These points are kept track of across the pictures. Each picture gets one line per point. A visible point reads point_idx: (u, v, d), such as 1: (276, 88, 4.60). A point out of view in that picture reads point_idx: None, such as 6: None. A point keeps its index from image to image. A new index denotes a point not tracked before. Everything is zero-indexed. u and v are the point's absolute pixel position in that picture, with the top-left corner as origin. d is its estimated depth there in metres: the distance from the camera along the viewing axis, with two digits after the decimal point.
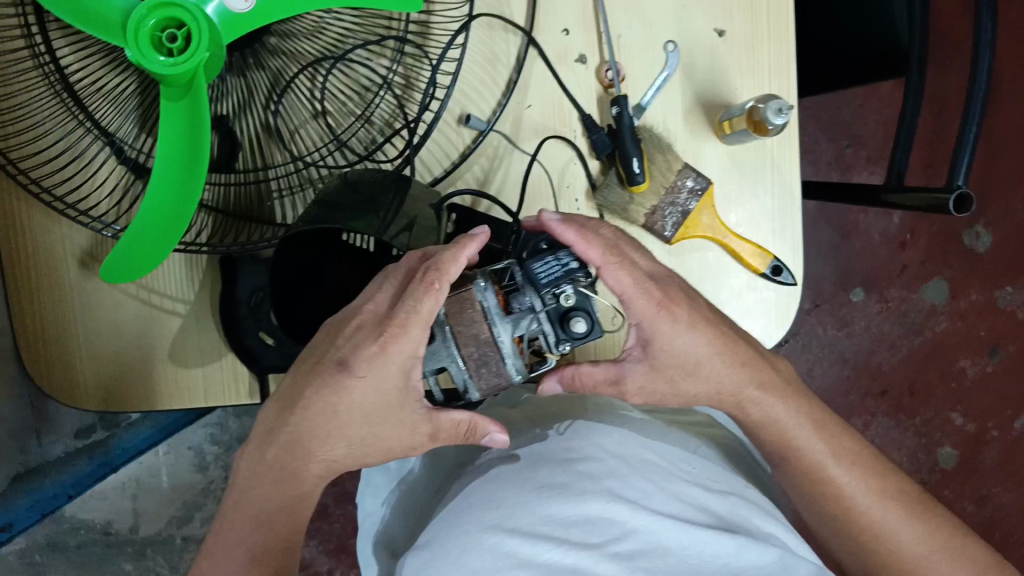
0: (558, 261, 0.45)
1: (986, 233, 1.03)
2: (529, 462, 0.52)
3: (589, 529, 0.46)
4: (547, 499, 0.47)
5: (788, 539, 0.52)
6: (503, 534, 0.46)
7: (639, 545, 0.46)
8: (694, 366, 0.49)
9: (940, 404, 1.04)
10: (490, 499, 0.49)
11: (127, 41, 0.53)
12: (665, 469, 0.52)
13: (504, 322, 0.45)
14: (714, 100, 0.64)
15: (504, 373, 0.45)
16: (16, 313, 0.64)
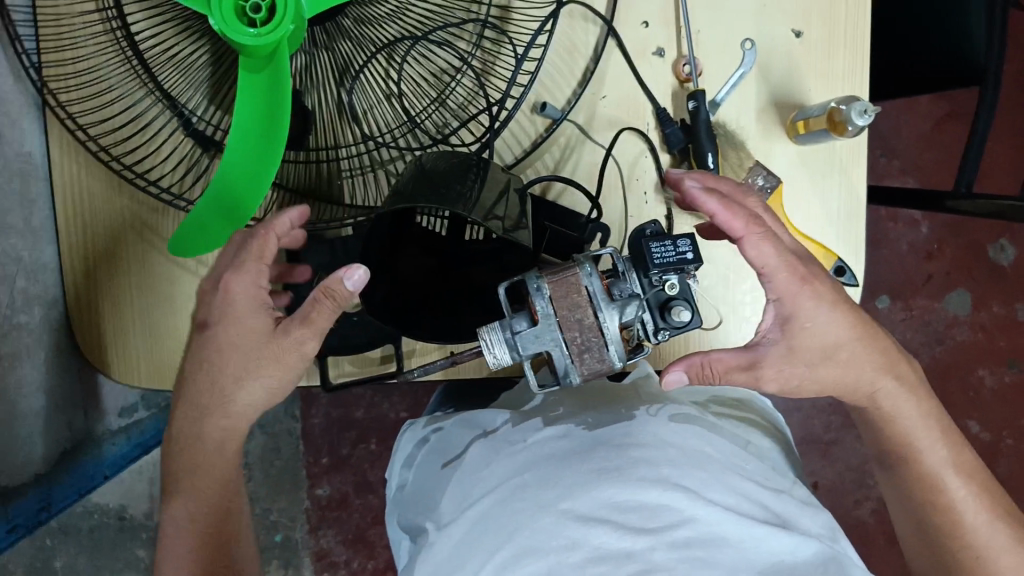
0: (674, 246, 0.45)
1: (1010, 247, 1.05)
2: (585, 442, 0.49)
3: (646, 515, 0.43)
4: (605, 480, 0.45)
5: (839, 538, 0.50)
6: (558, 514, 0.44)
7: (696, 535, 0.43)
8: (834, 349, 0.53)
9: (958, 413, 1.05)
10: (545, 478, 0.47)
11: (211, 8, 0.51)
12: (721, 462, 0.49)
13: (610, 308, 0.45)
14: (787, 100, 0.64)
15: (606, 360, 0.45)
16: (71, 282, 0.63)
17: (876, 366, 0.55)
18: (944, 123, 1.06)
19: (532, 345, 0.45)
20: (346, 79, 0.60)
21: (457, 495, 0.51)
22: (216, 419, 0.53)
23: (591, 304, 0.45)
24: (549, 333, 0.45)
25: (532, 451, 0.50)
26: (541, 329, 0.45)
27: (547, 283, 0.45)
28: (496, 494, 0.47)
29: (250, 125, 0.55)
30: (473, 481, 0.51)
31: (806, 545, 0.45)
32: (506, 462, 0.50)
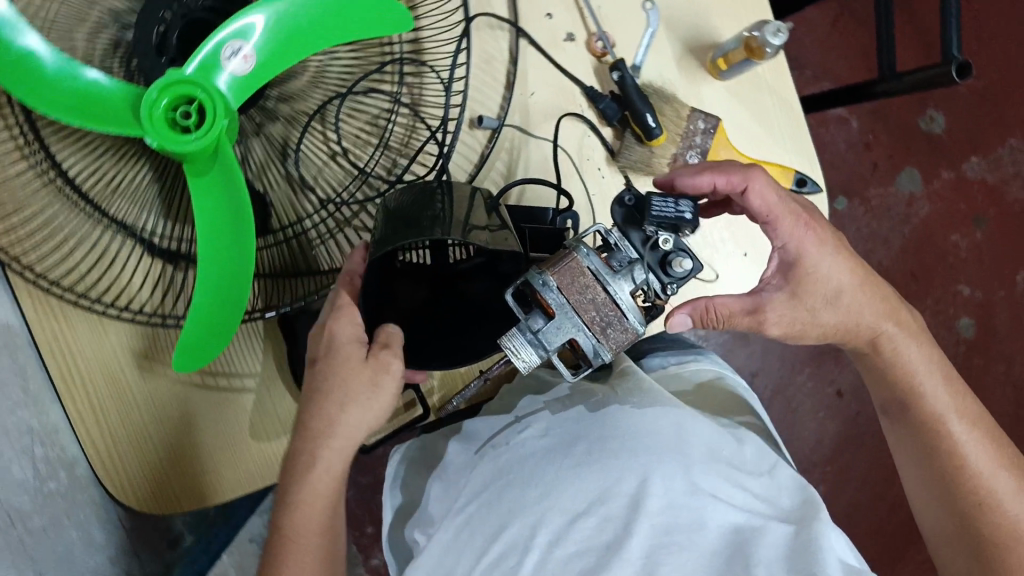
0: (673, 201, 0.48)
1: (938, 115, 1.10)
2: (567, 439, 0.57)
3: (620, 505, 0.51)
4: (585, 475, 0.53)
5: (789, 492, 0.58)
6: (543, 509, 0.51)
7: (672, 520, 0.50)
8: (835, 292, 0.57)
9: (945, 281, 1.10)
10: (529, 479, 0.54)
11: (144, 127, 0.52)
12: (700, 449, 0.56)
13: (616, 279, 0.46)
14: (700, 43, 0.67)
15: (629, 329, 0.46)
16: (85, 435, 0.63)
17: (876, 313, 0.59)
18: (838, 22, 1.10)
19: (557, 336, 0.46)
20: (289, 153, 0.60)
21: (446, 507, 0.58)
22: (294, 502, 0.54)
23: (595, 277, 0.46)
24: (568, 321, 0.46)
25: (513, 451, 0.58)
26: (559, 320, 0.46)
27: (551, 275, 0.46)
28: (481, 499, 0.55)
29: (214, 227, 0.56)
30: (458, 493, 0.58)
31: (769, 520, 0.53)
32: (491, 469, 0.57)
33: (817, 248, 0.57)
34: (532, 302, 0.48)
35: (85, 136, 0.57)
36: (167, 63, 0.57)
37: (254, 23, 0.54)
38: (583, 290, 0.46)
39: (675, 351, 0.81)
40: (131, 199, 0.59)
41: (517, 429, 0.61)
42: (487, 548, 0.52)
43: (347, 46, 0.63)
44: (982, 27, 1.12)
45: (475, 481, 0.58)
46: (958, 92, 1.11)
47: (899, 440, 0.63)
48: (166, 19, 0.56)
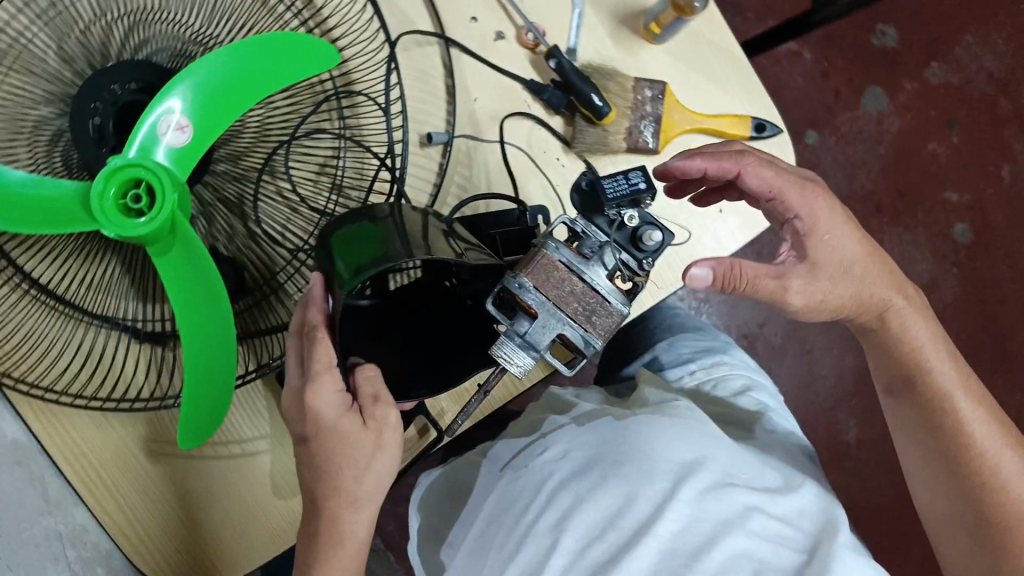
0: (624, 179, 0.50)
1: (889, 28, 1.09)
2: (586, 461, 0.56)
3: (631, 522, 0.52)
4: (602, 497, 0.53)
5: (802, 500, 0.57)
6: (555, 532, 0.52)
7: (687, 544, 0.51)
8: (848, 263, 0.57)
9: (932, 192, 1.09)
10: (546, 500, 0.55)
11: (98, 220, 0.52)
12: (721, 473, 0.56)
13: (591, 266, 0.46)
14: (629, 12, 0.67)
15: (614, 311, 0.45)
16: (113, 531, 0.63)
17: (884, 284, 0.60)
18: None
19: (544, 336, 0.45)
20: (250, 214, 0.61)
21: (469, 538, 0.59)
22: (325, 557, 0.54)
23: (569, 268, 0.46)
24: (552, 318, 0.45)
25: (531, 473, 0.58)
26: (543, 319, 0.45)
27: (525, 277, 0.45)
28: (497, 526, 0.56)
29: (189, 300, 0.56)
30: (481, 518, 0.59)
31: (784, 546, 0.53)
32: (510, 491, 0.58)
33: (828, 215, 0.57)
34: (513, 307, 0.46)
35: (46, 240, 0.58)
36: (109, 152, 0.58)
37: (182, 92, 0.55)
38: (559, 286, 0.45)
39: (700, 351, 0.82)
40: (105, 290, 0.59)
41: (536, 446, 0.61)
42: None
43: (280, 92, 0.62)
44: None
45: (494, 508, 0.58)
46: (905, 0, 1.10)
47: (909, 379, 0.62)
48: (99, 109, 0.57)
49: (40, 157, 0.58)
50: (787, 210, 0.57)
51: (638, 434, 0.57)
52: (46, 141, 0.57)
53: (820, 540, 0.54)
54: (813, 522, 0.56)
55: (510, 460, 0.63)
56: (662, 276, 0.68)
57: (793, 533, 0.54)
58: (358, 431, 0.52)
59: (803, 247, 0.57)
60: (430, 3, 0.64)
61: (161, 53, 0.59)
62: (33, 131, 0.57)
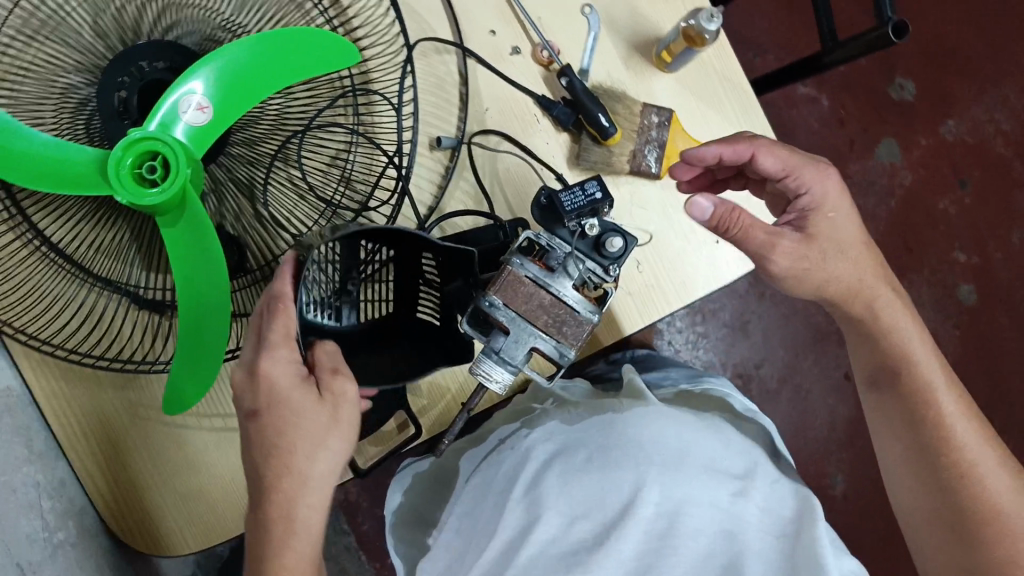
0: (581, 191, 0.49)
1: (908, 82, 1.10)
2: (571, 444, 0.62)
3: (615, 508, 0.56)
4: (587, 478, 0.58)
5: (784, 489, 0.61)
6: (543, 513, 0.57)
7: (669, 524, 0.55)
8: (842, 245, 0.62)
9: (940, 249, 1.10)
10: (534, 483, 0.59)
11: (113, 186, 0.55)
12: (705, 456, 0.60)
13: (557, 278, 0.47)
14: (644, 39, 0.69)
15: (584, 320, 0.46)
16: (89, 487, 0.65)
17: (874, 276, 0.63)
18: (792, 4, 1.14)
19: (518, 350, 0.46)
20: (258, 197, 0.63)
21: (459, 512, 0.64)
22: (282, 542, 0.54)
23: (535, 282, 0.46)
24: (523, 331, 0.46)
25: (520, 457, 0.63)
26: (516, 332, 0.46)
27: (495, 295, 0.45)
28: (490, 504, 0.61)
29: (191, 272, 0.58)
30: (476, 495, 0.64)
31: (763, 525, 0.57)
32: (501, 475, 0.63)
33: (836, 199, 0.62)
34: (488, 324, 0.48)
35: (60, 200, 0.60)
36: (130, 124, 0.61)
37: (205, 75, 0.58)
38: (528, 299, 0.46)
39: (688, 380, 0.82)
40: (108, 255, 0.61)
41: (519, 438, 0.66)
42: (484, 549, 0.57)
43: (301, 84, 0.65)
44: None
45: (487, 486, 0.63)
46: (926, 57, 1.11)
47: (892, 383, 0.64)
48: (125, 83, 0.60)
49: (64, 120, 0.60)
50: (800, 186, 0.62)
51: (619, 433, 0.60)
52: (73, 109, 0.60)
53: (807, 520, 0.58)
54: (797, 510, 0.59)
55: (495, 449, 0.68)
56: (638, 284, 0.68)
57: (777, 515, 0.58)
58: (314, 398, 0.51)
59: (804, 222, 0.62)
60: (450, 13, 0.66)
61: (189, 37, 0.63)
62: (60, 97, 0.60)
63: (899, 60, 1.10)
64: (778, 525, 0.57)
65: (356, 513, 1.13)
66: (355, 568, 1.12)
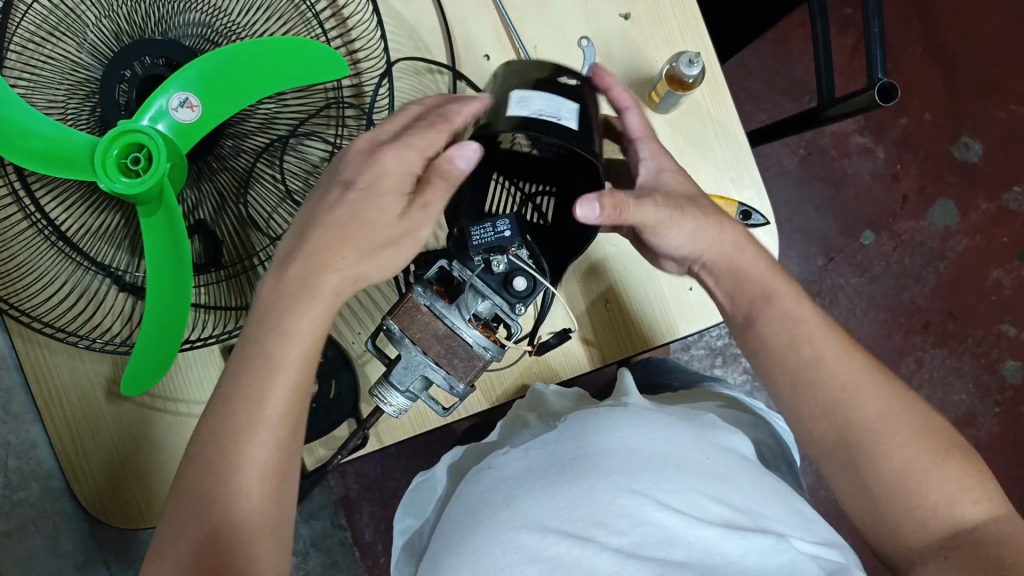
0: (492, 228, 0.51)
1: (974, 142, 1.17)
2: (545, 460, 0.57)
3: (590, 523, 0.51)
4: (555, 492, 0.53)
5: (790, 523, 0.55)
6: (514, 529, 0.52)
7: (644, 538, 0.51)
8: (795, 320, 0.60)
9: (986, 321, 1.16)
10: (504, 499, 0.55)
11: (96, 172, 0.58)
12: (681, 462, 0.55)
13: (452, 310, 0.51)
14: (639, 77, 0.69)
15: (474, 354, 0.51)
16: (60, 449, 0.69)
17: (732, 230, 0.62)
18: (857, 51, 1.20)
19: (405, 376, 0.51)
20: (240, 196, 0.65)
21: (439, 539, 0.60)
22: None
23: (434, 313, 0.51)
24: (415, 359, 0.51)
25: (495, 475, 0.59)
26: (407, 359, 0.51)
27: (392, 322, 0.51)
28: (465, 521, 0.57)
29: (160, 263, 0.61)
30: (456, 514, 0.60)
31: (754, 542, 0.51)
32: (478, 492, 0.59)
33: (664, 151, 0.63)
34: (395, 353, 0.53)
35: (57, 182, 0.64)
36: (126, 115, 0.64)
37: (196, 75, 0.60)
38: (423, 328, 0.50)
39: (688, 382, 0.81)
40: (97, 237, 0.65)
41: (496, 456, 0.63)
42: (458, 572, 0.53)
43: (293, 92, 0.67)
44: (1014, 59, 1.18)
45: (463, 507, 0.60)
46: (993, 119, 1.17)
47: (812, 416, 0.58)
48: (127, 77, 0.63)
49: (70, 108, 0.64)
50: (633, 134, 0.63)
51: (586, 443, 0.56)
52: (83, 96, 0.64)
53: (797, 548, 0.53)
54: (797, 535, 0.54)
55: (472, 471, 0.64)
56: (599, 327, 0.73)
57: (772, 529, 0.53)
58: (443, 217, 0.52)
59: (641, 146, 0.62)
60: (447, 35, 0.67)
61: (189, 29, 0.65)
62: (73, 86, 0.64)
63: (964, 121, 1.17)
64: (771, 538, 0.51)
65: (355, 512, 1.16)
66: (346, 564, 1.15)
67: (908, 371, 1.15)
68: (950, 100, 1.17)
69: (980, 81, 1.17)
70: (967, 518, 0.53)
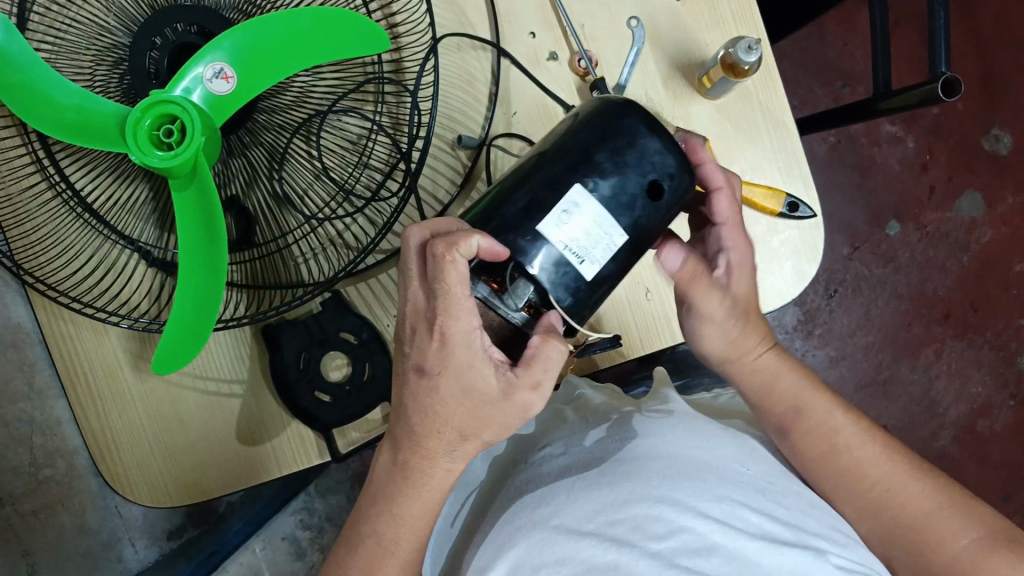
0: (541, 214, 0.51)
1: (1005, 134, 1.17)
2: (586, 462, 0.57)
3: (630, 528, 0.50)
4: (596, 492, 0.53)
5: (827, 535, 0.54)
6: (551, 529, 0.51)
7: (682, 544, 0.49)
8: None
9: (1008, 314, 1.17)
10: (543, 497, 0.55)
11: (129, 146, 0.54)
12: (719, 472, 0.54)
13: (502, 300, 0.51)
14: (687, 60, 0.68)
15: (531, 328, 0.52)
16: (86, 429, 0.67)
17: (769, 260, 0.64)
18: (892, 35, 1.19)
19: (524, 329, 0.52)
20: (273, 171, 0.63)
21: (477, 532, 0.59)
22: None
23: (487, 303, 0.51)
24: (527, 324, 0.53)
25: (540, 471, 0.60)
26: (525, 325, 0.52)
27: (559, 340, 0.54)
28: (499, 518, 0.56)
29: (193, 242, 0.58)
30: (495, 508, 0.60)
31: (792, 558, 0.50)
32: (518, 485, 0.59)
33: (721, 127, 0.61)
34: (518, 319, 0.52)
35: (87, 153, 0.62)
36: (156, 85, 0.60)
37: (234, 45, 0.56)
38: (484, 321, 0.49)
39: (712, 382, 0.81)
40: (128, 210, 0.63)
41: (541, 451, 0.62)
42: (491, 566, 0.51)
43: (330, 64, 0.65)
44: None
45: (504, 499, 0.59)
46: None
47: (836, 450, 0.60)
48: (158, 44, 0.60)
49: (95, 75, 0.61)
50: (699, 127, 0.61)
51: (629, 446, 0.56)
52: (110, 65, 0.61)
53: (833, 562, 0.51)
54: (838, 554, 0.53)
55: (511, 464, 0.64)
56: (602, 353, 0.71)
57: (812, 544, 0.52)
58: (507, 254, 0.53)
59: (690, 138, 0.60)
60: (493, 13, 0.66)
61: None
62: (100, 53, 0.61)
63: (995, 112, 1.17)
64: (809, 555, 0.50)
65: None
66: None
67: (927, 361, 1.15)
68: (982, 89, 1.17)
69: (1014, 72, 1.17)
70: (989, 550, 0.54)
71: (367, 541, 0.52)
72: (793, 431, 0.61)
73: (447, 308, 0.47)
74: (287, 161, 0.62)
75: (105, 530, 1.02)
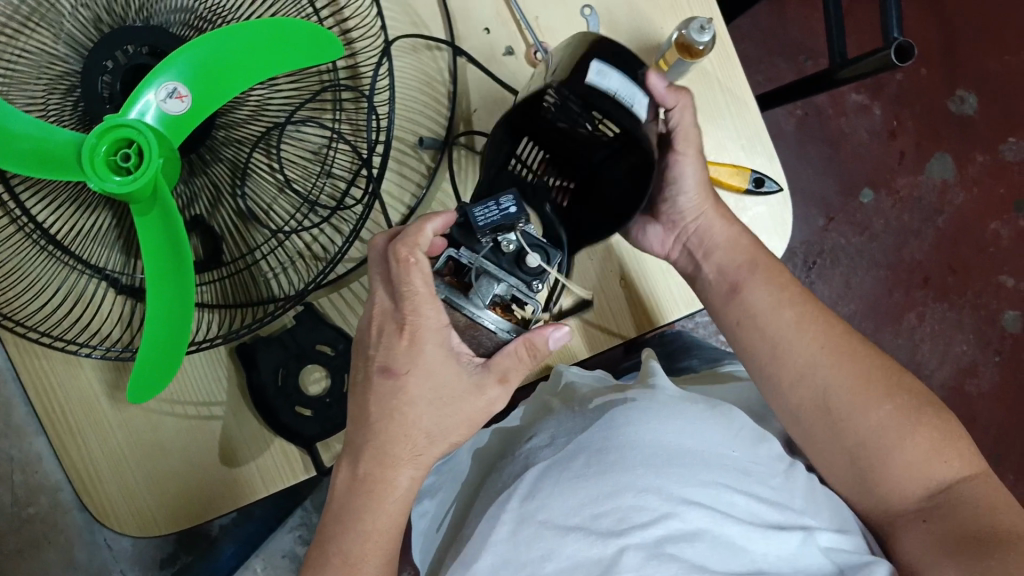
0: (496, 206, 0.49)
1: (969, 95, 1.17)
2: (571, 451, 0.55)
3: (617, 519, 0.49)
4: (583, 484, 0.51)
5: (808, 508, 0.54)
6: (537, 524, 0.50)
7: (669, 532, 0.48)
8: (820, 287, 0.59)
9: (986, 273, 1.17)
10: (530, 489, 0.53)
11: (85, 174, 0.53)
12: (707, 457, 0.53)
13: (469, 301, 0.50)
14: (644, 45, 0.68)
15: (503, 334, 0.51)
16: (67, 463, 0.66)
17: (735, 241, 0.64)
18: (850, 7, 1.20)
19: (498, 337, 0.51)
20: (236, 188, 0.61)
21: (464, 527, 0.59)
22: None
23: (449, 303, 0.50)
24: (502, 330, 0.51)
25: (526, 463, 0.59)
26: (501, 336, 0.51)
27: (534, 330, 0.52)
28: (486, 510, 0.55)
29: (158, 264, 0.56)
30: (482, 505, 0.59)
31: (776, 541, 0.50)
32: (504, 479, 0.59)
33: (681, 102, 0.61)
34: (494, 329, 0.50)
35: (45, 185, 0.61)
36: (111, 109, 0.59)
37: (186, 62, 0.55)
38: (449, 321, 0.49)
39: (707, 358, 0.82)
40: (92, 239, 0.62)
41: (526, 444, 0.62)
42: (476, 562, 0.50)
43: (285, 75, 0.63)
44: (1004, 10, 1.19)
45: (489, 494, 0.59)
46: (986, 70, 1.18)
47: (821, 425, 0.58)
48: (110, 68, 0.59)
49: (48, 104, 0.60)
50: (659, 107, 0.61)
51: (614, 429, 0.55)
52: (64, 92, 0.60)
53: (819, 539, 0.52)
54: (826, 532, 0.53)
55: (496, 461, 0.64)
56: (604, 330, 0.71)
57: (798, 523, 0.53)
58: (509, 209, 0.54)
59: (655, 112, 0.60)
60: (446, 12, 0.66)
61: (173, 15, 0.61)
62: (53, 81, 0.60)
63: (958, 74, 1.17)
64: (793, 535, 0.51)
65: None
66: None
67: (910, 326, 1.16)
68: (943, 53, 1.18)
69: (973, 33, 1.18)
70: (940, 479, 0.54)
71: (333, 558, 0.50)
72: (775, 392, 0.59)
73: (418, 306, 0.48)
74: (248, 176, 0.61)
75: (96, 563, 1.01)
